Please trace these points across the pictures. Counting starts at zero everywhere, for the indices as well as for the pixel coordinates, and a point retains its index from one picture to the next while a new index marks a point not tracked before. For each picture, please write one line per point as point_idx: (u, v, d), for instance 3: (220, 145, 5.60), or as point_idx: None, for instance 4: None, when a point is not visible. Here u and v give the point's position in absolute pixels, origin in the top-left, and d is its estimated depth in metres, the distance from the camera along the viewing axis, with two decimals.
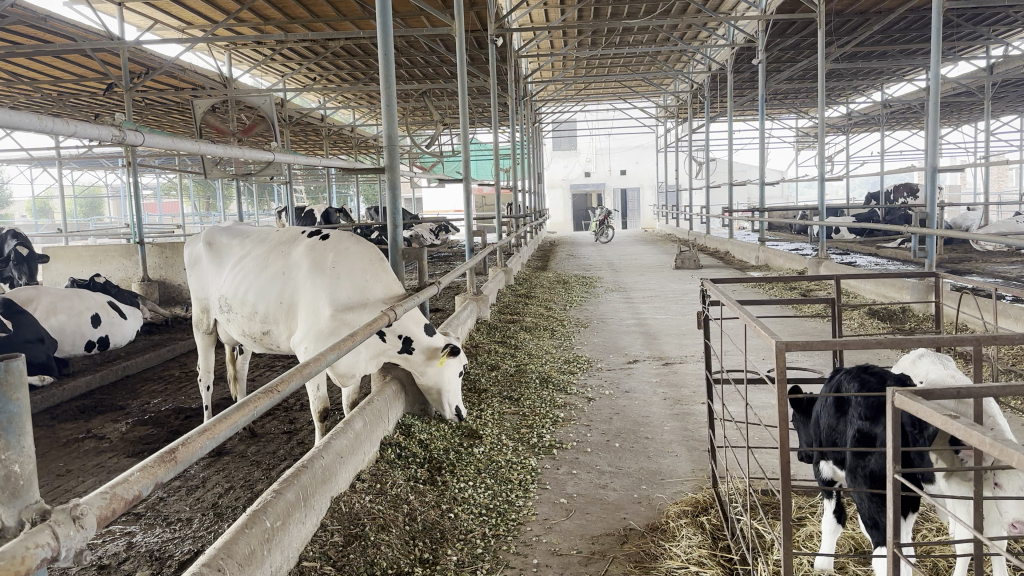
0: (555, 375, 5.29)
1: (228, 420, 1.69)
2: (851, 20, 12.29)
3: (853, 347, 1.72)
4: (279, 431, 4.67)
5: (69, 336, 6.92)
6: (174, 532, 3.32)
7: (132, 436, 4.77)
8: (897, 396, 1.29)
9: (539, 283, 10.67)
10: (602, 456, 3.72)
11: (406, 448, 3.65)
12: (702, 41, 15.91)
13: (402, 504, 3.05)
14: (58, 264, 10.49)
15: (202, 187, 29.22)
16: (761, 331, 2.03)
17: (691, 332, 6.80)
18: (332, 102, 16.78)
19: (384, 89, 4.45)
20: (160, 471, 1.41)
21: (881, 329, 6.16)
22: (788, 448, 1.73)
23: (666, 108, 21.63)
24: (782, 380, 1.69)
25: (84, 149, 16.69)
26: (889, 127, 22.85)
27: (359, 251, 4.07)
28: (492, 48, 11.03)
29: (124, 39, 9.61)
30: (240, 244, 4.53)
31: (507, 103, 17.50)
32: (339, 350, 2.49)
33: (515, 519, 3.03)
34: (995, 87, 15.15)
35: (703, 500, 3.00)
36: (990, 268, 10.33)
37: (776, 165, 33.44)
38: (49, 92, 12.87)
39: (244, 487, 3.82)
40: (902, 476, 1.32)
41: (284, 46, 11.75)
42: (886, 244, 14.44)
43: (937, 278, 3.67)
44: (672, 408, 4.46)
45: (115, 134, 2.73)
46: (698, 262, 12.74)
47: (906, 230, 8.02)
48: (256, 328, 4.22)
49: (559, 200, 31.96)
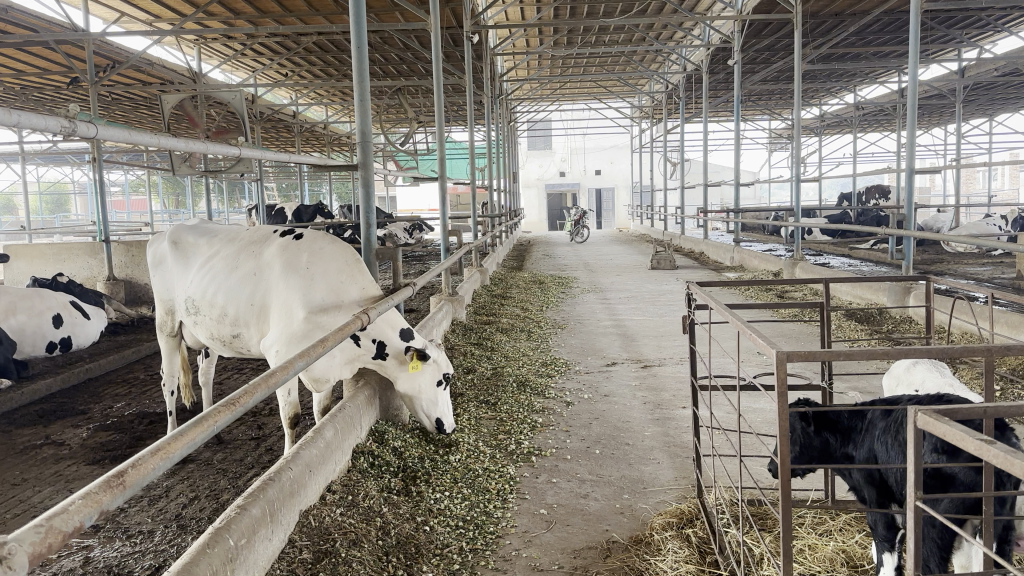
0: (532, 378, 5.18)
1: (186, 436, 1.55)
2: (826, 21, 12.29)
3: (855, 356, 1.61)
4: (246, 437, 4.51)
5: (29, 338, 6.68)
6: (134, 546, 3.16)
7: (92, 443, 4.57)
8: (920, 416, 1.18)
9: (515, 283, 10.54)
10: (582, 463, 3.61)
11: (379, 456, 3.52)
12: (677, 40, 15.88)
13: (375, 517, 2.92)
14: (20, 262, 10.16)
15: (170, 184, 28.73)
16: (755, 338, 1.92)
17: (670, 334, 6.72)
18: (305, 98, 16.51)
19: (357, 84, 4.31)
20: (104, 499, 1.26)
21: (861, 332, 6.10)
22: (788, 462, 1.63)
23: (641, 108, 21.64)
24: (781, 394, 1.59)
25: (49, 143, 16.30)
26: (861, 128, 23.00)
27: (335, 251, 3.93)
28: (468, 45, 10.88)
29: (88, 31, 9.31)
30: (207, 243, 4.35)
31: (482, 101, 17.34)
32: (308, 358, 2.35)
33: (493, 531, 2.92)
34: (968, 89, 15.27)
35: (688, 511, 2.90)
36: (964, 269, 10.38)
37: (750, 167, 33.63)
38: (11, 85, 12.45)
39: (209, 497, 3.66)
40: (923, 502, 1.21)
41: (256, 41, 11.52)
42: (858, 245, 14.47)
43: (927, 283, 3.59)
44: (653, 412, 4.36)
45: (64, 126, 2.53)
46: (674, 262, 12.67)
47: (880, 232, 7.98)
48: (225, 331, 4.06)
49: (534, 200, 31.88)
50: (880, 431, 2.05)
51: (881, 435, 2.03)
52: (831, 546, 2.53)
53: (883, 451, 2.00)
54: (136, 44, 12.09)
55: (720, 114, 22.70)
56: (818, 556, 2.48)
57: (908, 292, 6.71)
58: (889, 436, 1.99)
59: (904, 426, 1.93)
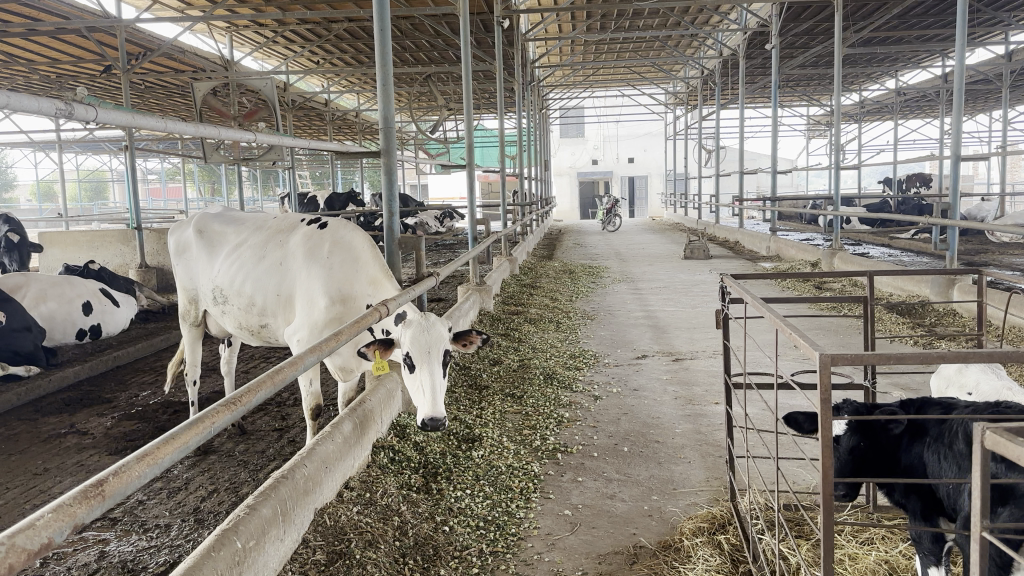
0: (559, 371, 5.05)
1: (179, 440, 1.46)
2: (868, 3, 11.92)
3: (912, 358, 1.43)
4: (269, 428, 4.45)
5: (59, 325, 6.68)
6: (150, 541, 3.09)
7: (115, 433, 4.53)
8: (991, 436, 1.02)
9: (545, 272, 10.40)
10: (610, 462, 3.47)
11: (400, 451, 3.42)
12: (713, 25, 15.54)
13: (393, 516, 2.82)
14: (55, 250, 10.26)
15: (206, 172, 29.06)
16: (794, 335, 1.75)
17: (702, 326, 6.54)
18: (336, 86, 16.50)
19: (380, 67, 4.19)
20: (81, 511, 1.17)
21: (903, 325, 5.86)
22: (830, 479, 1.47)
23: (676, 94, 21.33)
24: (824, 402, 1.43)
25: (85, 132, 16.48)
26: (902, 115, 22.39)
27: (357, 237, 3.86)
28: (498, 30, 10.73)
29: (120, 18, 9.33)
30: (234, 232, 4.29)
31: (513, 88, 17.14)
32: (319, 353, 2.25)
33: (515, 533, 2.79)
34: (1015, 74, 14.74)
35: (720, 516, 2.75)
36: (1009, 260, 10.00)
37: (786, 154, 33.04)
38: (46, 73, 12.58)
39: (228, 490, 3.59)
40: (990, 534, 1.04)
41: (286, 28, 11.48)
42: (899, 236, 14.05)
43: (978, 274, 3.38)
44: (684, 409, 4.20)
45: (60, 108, 2.43)
46: (708, 251, 12.37)
47: (924, 222, 7.65)
48: (252, 322, 3.98)
49: (566, 188, 31.70)
50: (934, 438, 1.87)
51: (933, 445, 1.86)
52: (873, 556, 2.37)
53: (936, 459, 1.83)
54: (168, 32, 12.17)
55: (756, 100, 22.26)
56: (859, 567, 2.33)
57: (953, 284, 6.43)
58: (944, 444, 1.81)
59: (960, 436, 1.76)
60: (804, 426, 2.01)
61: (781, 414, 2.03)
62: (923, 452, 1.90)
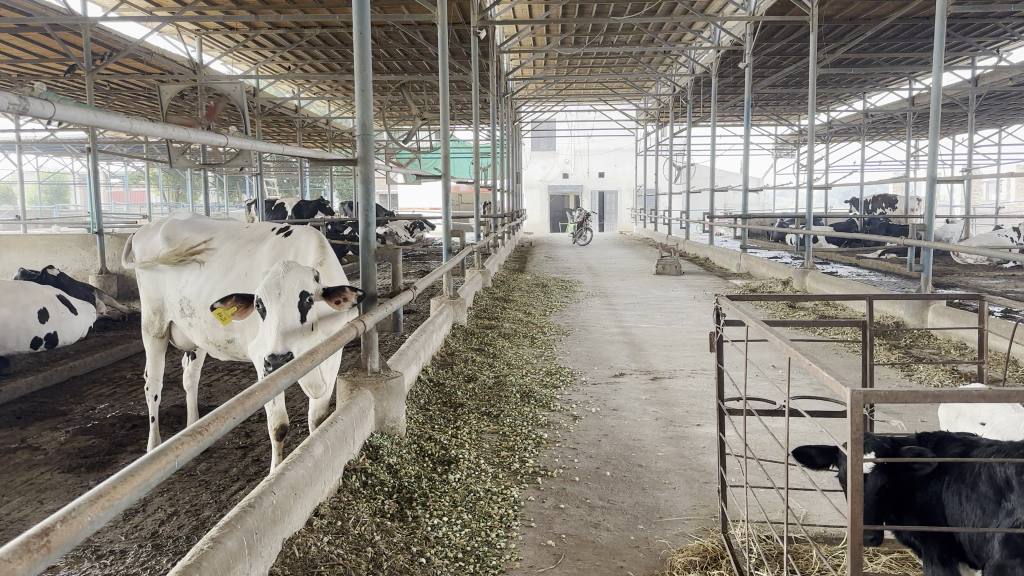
0: (536, 390, 4.90)
1: (136, 479, 1.29)
2: (841, 25, 11.91)
3: (954, 398, 1.31)
4: (233, 446, 4.24)
5: (13, 332, 6.38)
6: (104, 569, 2.87)
7: (69, 448, 4.28)
8: None
9: (518, 285, 10.28)
10: (593, 487, 3.33)
11: (373, 474, 3.26)
12: (687, 42, 15.60)
13: (366, 546, 2.65)
14: (11, 253, 9.89)
15: (171, 177, 28.58)
16: (814, 366, 1.60)
17: (679, 343, 6.47)
18: (307, 93, 16.24)
19: (359, 74, 4.03)
20: (20, 567, 1.00)
21: (881, 346, 5.82)
22: (859, 524, 1.35)
23: (647, 110, 21.43)
24: (857, 440, 1.33)
25: (46, 133, 16.03)
26: (869, 136, 22.74)
27: (314, 245, 3.69)
28: (474, 41, 10.58)
29: (83, 17, 9.02)
30: (204, 240, 4.12)
31: (486, 99, 17.10)
32: (293, 375, 2.09)
33: (495, 566, 2.64)
34: (980, 99, 15.00)
35: (712, 549, 2.64)
36: (974, 282, 10.11)
37: (754, 173, 33.43)
38: (5, 72, 12.23)
39: (189, 513, 3.38)
40: None
41: (257, 33, 11.25)
42: (866, 254, 14.19)
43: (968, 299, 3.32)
44: (666, 431, 4.09)
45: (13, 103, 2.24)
46: (680, 267, 12.32)
47: (898, 243, 7.64)
48: (219, 336, 3.79)
49: (536, 201, 31.75)
50: (956, 483, 1.82)
51: (959, 489, 1.81)
52: None
53: (967, 499, 1.78)
54: (135, 33, 11.90)
55: (727, 118, 22.44)
56: None
57: (927, 307, 6.44)
58: (971, 487, 1.77)
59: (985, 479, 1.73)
60: (819, 461, 1.90)
61: (795, 448, 1.91)
62: (948, 496, 1.84)
